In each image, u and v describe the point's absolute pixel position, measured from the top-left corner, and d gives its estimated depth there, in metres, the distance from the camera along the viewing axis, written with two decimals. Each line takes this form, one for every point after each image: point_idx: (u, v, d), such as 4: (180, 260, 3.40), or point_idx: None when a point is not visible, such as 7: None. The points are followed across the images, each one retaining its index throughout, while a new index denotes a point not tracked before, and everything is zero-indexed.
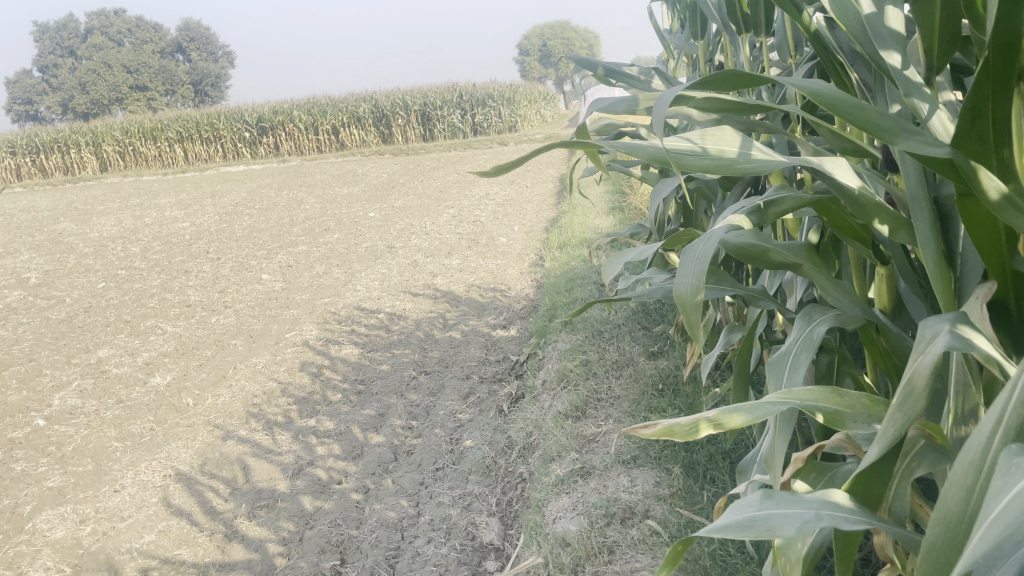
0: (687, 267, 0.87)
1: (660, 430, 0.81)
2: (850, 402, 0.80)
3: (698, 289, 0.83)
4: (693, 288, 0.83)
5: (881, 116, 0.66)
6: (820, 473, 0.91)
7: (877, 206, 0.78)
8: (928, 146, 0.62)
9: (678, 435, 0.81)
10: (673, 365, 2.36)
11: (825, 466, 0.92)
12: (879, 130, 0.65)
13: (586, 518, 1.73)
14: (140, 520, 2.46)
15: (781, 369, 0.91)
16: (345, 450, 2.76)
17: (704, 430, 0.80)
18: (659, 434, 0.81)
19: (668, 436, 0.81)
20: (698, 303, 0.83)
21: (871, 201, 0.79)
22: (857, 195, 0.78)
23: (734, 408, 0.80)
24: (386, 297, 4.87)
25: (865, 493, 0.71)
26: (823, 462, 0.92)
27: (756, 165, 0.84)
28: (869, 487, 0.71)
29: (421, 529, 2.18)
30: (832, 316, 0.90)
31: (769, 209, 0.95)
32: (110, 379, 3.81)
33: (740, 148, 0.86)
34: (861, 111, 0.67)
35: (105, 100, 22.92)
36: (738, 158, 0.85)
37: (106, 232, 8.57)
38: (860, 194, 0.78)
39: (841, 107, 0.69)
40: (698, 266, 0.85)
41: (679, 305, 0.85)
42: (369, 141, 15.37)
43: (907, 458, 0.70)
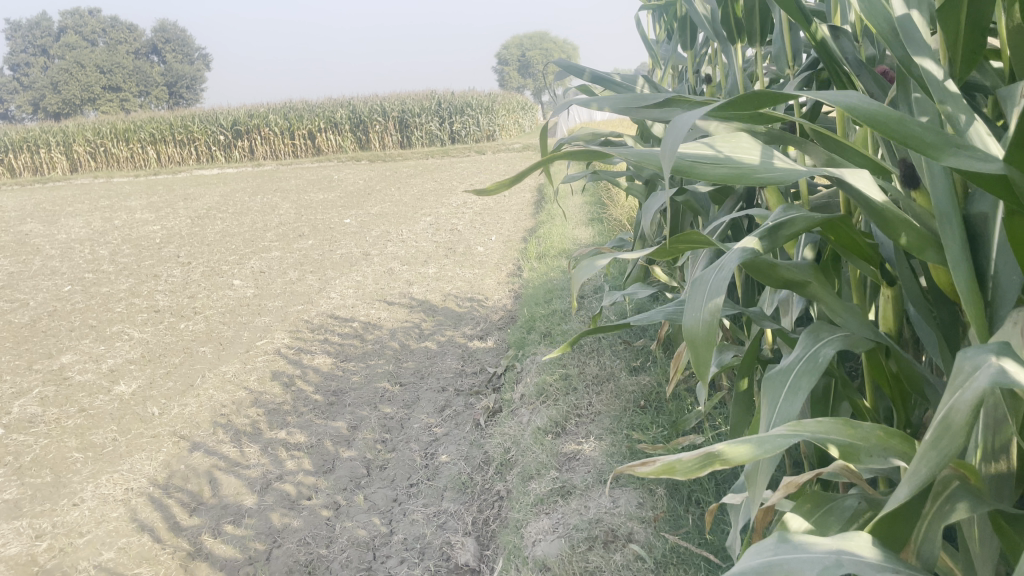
0: (698, 298, 0.82)
1: (661, 467, 0.76)
2: (864, 435, 0.73)
3: (713, 327, 0.79)
4: (708, 326, 0.79)
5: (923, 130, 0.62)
6: (817, 505, 0.85)
7: (903, 224, 0.72)
8: (980, 162, 0.59)
9: (681, 471, 0.76)
10: (655, 380, 2.31)
11: (823, 498, 0.86)
12: (923, 145, 0.61)
13: (567, 540, 1.66)
14: (100, 536, 2.36)
15: (778, 391, 0.83)
16: (316, 465, 2.67)
17: (709, 465, 0.74)
18: (659, 471, 0.76)
19: (669, 473, 0.76)
20: (710, 341, 0.78)
21: (898, 217, 0.73)
22: (883, 210, 0.72)
23: (738, 441, 0.73)
24: (360, 305, 4.79)
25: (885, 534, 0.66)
26: (822, 493, 0.86)
27: (778, 173, 0.78)
28: (890, 527, 0.66)
29: (394, 548, 2.10)
30: (840, 338, 0.85)
31: (780, 231, 0.85)
32: (73, 387, 3.69)
33: (760, 156, 0.81)
34: (900, 124, 0.62)
35: (77, 100, 22.63)
36: (761, 167, 0.80)
37: (74, 234, 8.39)
38: (884, 208, 0.72)
39: (883, 120, 0.63)
40: (711, 296, 0.80)
41: (688, 341, 0.81)
42: (345, 147, 15.25)
43: (933, 499, 0.64)
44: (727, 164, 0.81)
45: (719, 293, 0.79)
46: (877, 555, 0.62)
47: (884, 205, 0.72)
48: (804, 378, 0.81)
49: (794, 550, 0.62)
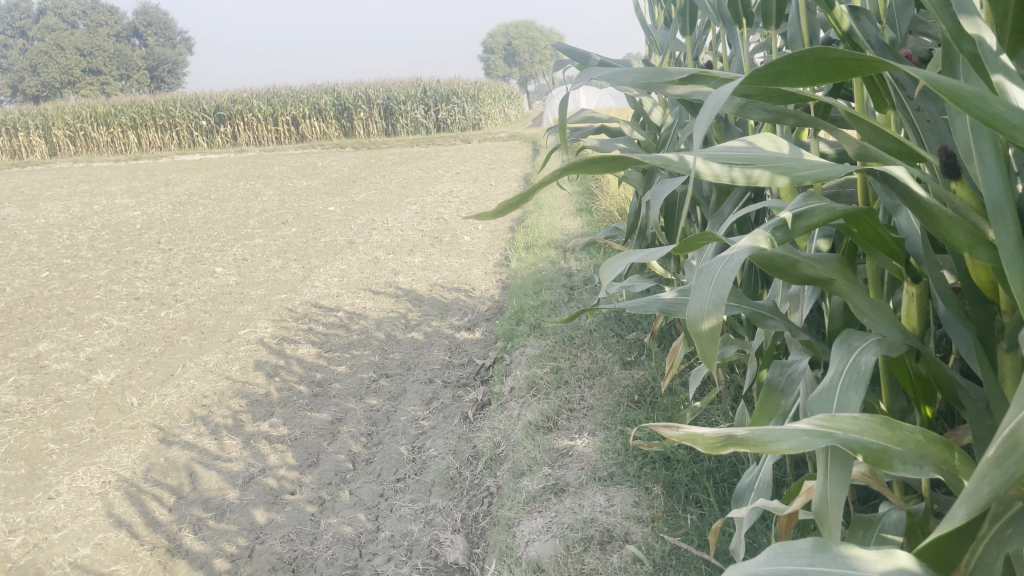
0: (700, 287, 0.73)
1: (682, 433, 0.69)
2: (901, 439, 0.66)
3: (713, 316, 0.70)
4: (707, 313, 0.70)
5: (1009, 109, 0.56)
6: (869, 531, 0.86)
7: (952, 220, 0.66)
8: None
9: (701, 445, 0.67)
10: (649, 375, 2.25)
11: (871, 521, 0.88)
12: (1008, 127, 0.56)
13: (562, 541, 1.61)
14: (75, 531, 2.28)
15: (816, 402, 0.76)
16: (299, 458, 2.61)
17: (727, 447, 0.66)
18: (681, 437, 0.69)
19: (690, 440, 0.68)
20: (715, 334, 0.70)
21: (943, 211, 0.67)
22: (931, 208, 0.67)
23: (768, 430, 0.66)
24: (345, 294, 4.72)
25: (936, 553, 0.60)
26: (870, 517, 0.87)
27: (818, 169, 0.74)
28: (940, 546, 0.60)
29: (380, 545, 2.04)
30: (873, 343, 0.78)
31: (797, 223, 0.79)
32: (50, 375, 3.60)
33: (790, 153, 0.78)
34: (983, 104, 0.56)
35: (56, 82, 22.19)
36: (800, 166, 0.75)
37: (52, 219, 8.25)
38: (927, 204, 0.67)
39: (961, 98, 0.56)
40: (715, 293, 0.71)
41: (691, 333, 0.72)
42: (330, 134, 15.11)
43: (992, 522, 0.60)
44: (763, 162, 0.77)
45: (727, 285, 0.71)
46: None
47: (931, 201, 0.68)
48: (854, 389, 0.74)
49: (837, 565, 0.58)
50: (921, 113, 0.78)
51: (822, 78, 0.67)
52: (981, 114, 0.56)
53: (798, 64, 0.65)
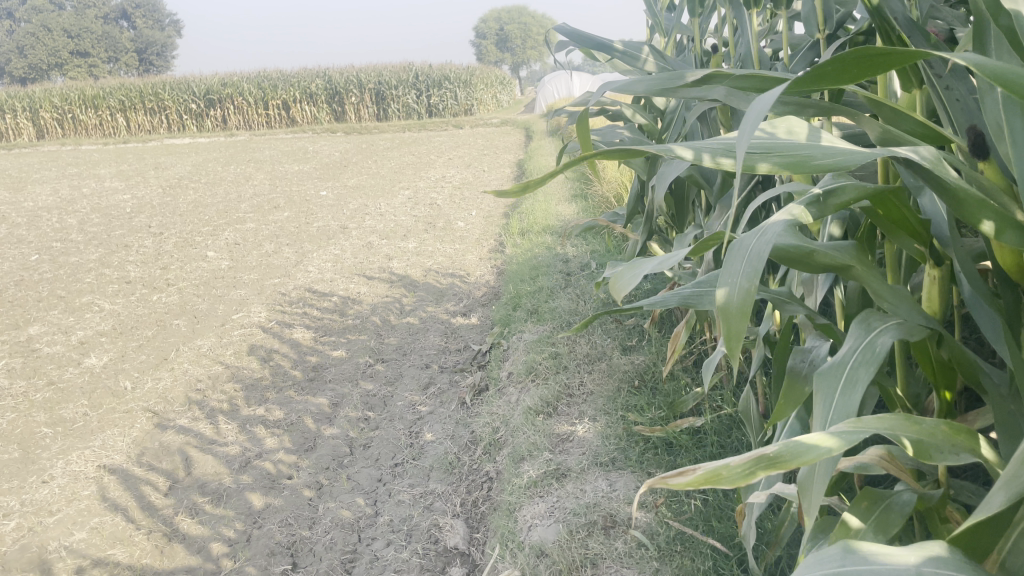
0: (735, 266, 0.73)
1: (700, 478, 0.65)
2: (930, 430, 0.66)
3: (749, 292, 0.69)
4: (743, 291, 0.70)
5: None
6: (873, 504, 0.82)
7: (978, 203, 0.65)
8: None
9: (726, 480, 0.65)
10: (649, 360, 2.24)
11: (878, 496, 0.83)
12: None
13: (565, 526, 1.60)
14: (70, 515, 2.26)
15: (830, 388, 0.73)
16: (296, 443, 2.59)
17: (758, 473, 0.64)
18: (698, 482, 0.65)
19: (713, 484, 0.65)
20: (745, 310, 0.69)
21: (972, 195, 0.66)
22: (958, 191, 0.66)
23: (796, 441, 0.65)
24: (340, 278, 4.70)
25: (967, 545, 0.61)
26: (878, 489, 0.83)
27: (845, 159, 0.71)
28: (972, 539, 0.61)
29: (379, 530, 2.04)
30: (893, 326, 0.76)
31: (828, 199, 0.79)
32: (41, 359, 3.57)
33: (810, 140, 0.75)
34: None
35: (44, 65, 21.96)
36: (818, 155, 0.72)
37: (41, 202, 8.17)
38: (959, 190, 0.66)
39: (1011, 80, 0.55)
40: (750, 265, 0.71)
41: (721, 313, 0.72)
42: (321, 119, 15.02)
43: None
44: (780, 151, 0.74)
45: (762, 258, 0.70)
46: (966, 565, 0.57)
47: (960, 184, 0.66)
48: (865, 367, 0.72)
49: (867, 561, 0.59)
50: (949, 93, 0.76)
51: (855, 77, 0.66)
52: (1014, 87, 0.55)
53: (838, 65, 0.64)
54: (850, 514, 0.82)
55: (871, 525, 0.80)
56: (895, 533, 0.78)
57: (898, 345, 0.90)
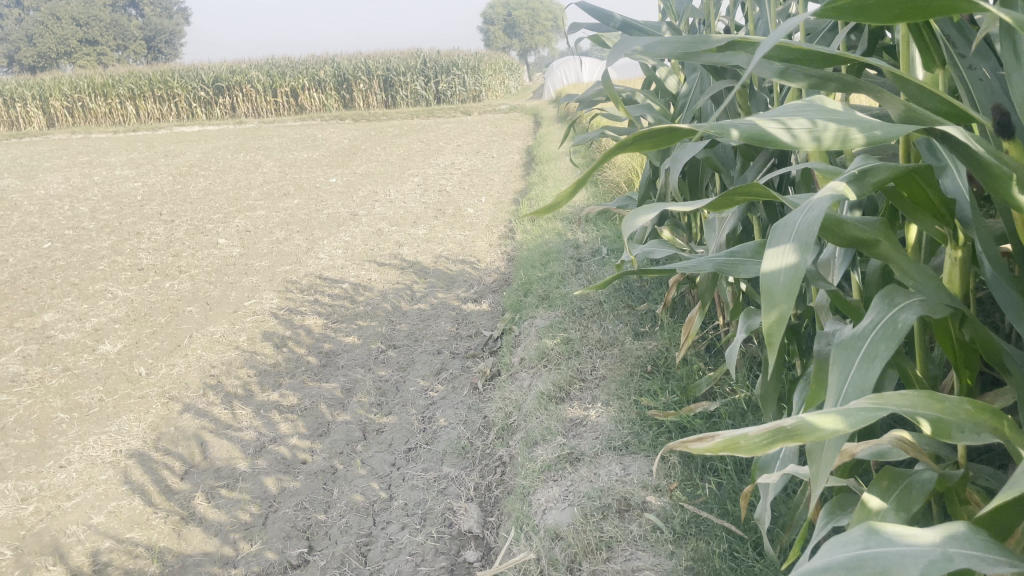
0: (782, 244, 0.70)
1: (720, 445, 0.67)
2: (953, 409, 0.66)
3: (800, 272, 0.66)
4: (794, 271, 0.66)
5: None
6: (895, 482, 0.83)
7: (1012, 179, 0.65)
8: None
9: (745, 449, 0.66)
10: (662, 345, 2.24)
11: (899, 474, 0.84)
12: None
13: (580, 508, 1.61)
14: (88, 499, 2.28)
15: (849, 363, 0.73)
16: (310, 428, 2.61)
17: (778, 444, 0.66)
18: (719, 449, 0.67)
19: (730, 451, 0.67)
20: (793, 290, 0.65)
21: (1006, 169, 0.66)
22: (989, 164, 0.66)
23: (821, 414, 0.66)
24: (350, 265, 4.71)
25: (994, 522, 0.64)
26: (897, 470, 0.84)
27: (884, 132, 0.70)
28: (999, 517, 0.64)
29: (394, 514, 2.05)
30: (915, 302, 0.75)
31: (865, 178, 0.77)
32: (57, 345, 3.60)
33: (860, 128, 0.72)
34: None
35: (52, 53, 22.01)
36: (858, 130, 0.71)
37: (52, 190, 8.21)
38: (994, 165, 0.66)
39: None
40: (799, 242, 0.68)
41: (765, 292, 0.68)
42: (329, 106, 15.01)
43: None
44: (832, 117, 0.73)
45: (810, 233, 0.68)
46: (986, 540, 0.59)
47: (991, 158, 0.66)
48: (886, 343, 0.72)
49: (889, 543, 0.60)
50: (972, 73, 0.77)
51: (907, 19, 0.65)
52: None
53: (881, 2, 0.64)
54: (871, 492, 0.83)
55: (893, 502, 0.81)
56: (916, 511, 0.80)
57: (919, 326, 0.90)
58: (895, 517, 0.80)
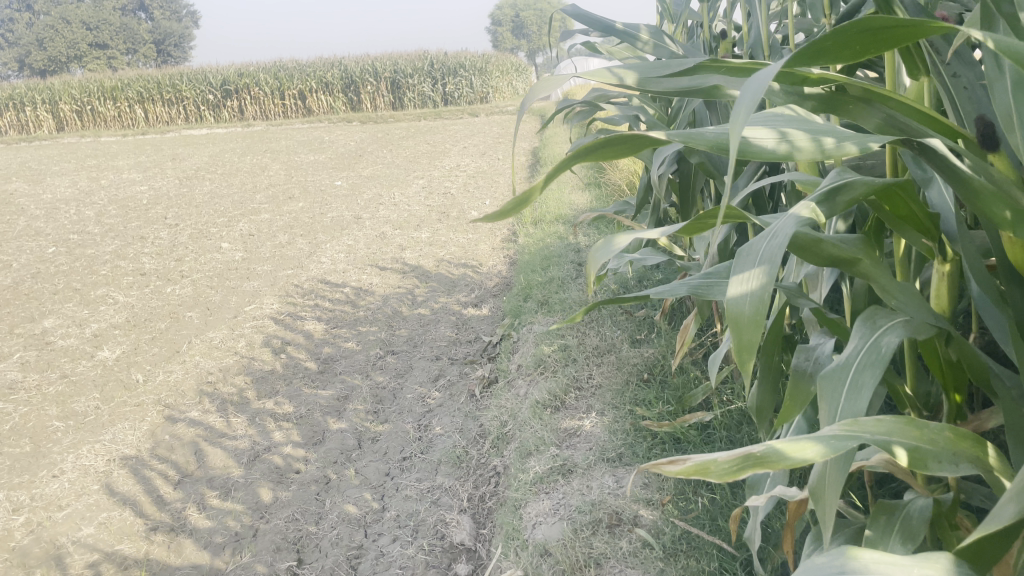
0: (742, 269, 0.69)
1: (690, 467, 0.62)
2: (932, 437, 0.63)
3: (763, 304, 0.64)
4: (758, 301, 0.65)
5: None
6: (891, 516, 0.80)
7: (993, 196, 0.61)
8: None
9: (715, 475, 0.62)
10: (659, 352, 2.21)
11: (895, 506, 0.80)
12: None
13: (570, 523, 1.57)
14: (79, 510, 2.26)
15: (835, 390, 0.69)
16: (305, 436, 2.58)
17: (748, 470, 0.61)
18: (690, 472, 0.62)
19: (701, 475, 0.62)
20: (759, 316, 0.64)
21: (987, 189, 0.62)
22: (972, 183, 0.62)
23: (799, 440, 0.62)
24: (352, 269, 4.69)
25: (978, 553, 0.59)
26: (890, 501, 0.80)
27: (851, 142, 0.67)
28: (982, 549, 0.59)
29: (386, 526, 2.02)
30: (899, 324, 0.72)
31: (837, 197, 0.74)
32: (55, 352, 3.58)
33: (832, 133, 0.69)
34: None
35: (63, 57, 22.16)
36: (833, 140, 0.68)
37: (59, 194, 8.22)
38: (977, 186, 0.62)
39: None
40: (776, 259, 0.65)
41: (731, 321, 0.67)
42: (337, 108, 15.03)
43: None
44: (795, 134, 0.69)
45: (777, 257, 0.66)
46: None
47: (972, 175, 0.62)
48: (869, 370, 0.68)
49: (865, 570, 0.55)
50: (956, 81, 0.72)
51: (868, 53, 0.62)
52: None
53: (835, 38, 0.60)
54: (870, 529, 0.80)
55: (894, 536, 0.77)
56: (922, 538, 0.75)
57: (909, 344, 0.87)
58: (895, 550, 0.76)
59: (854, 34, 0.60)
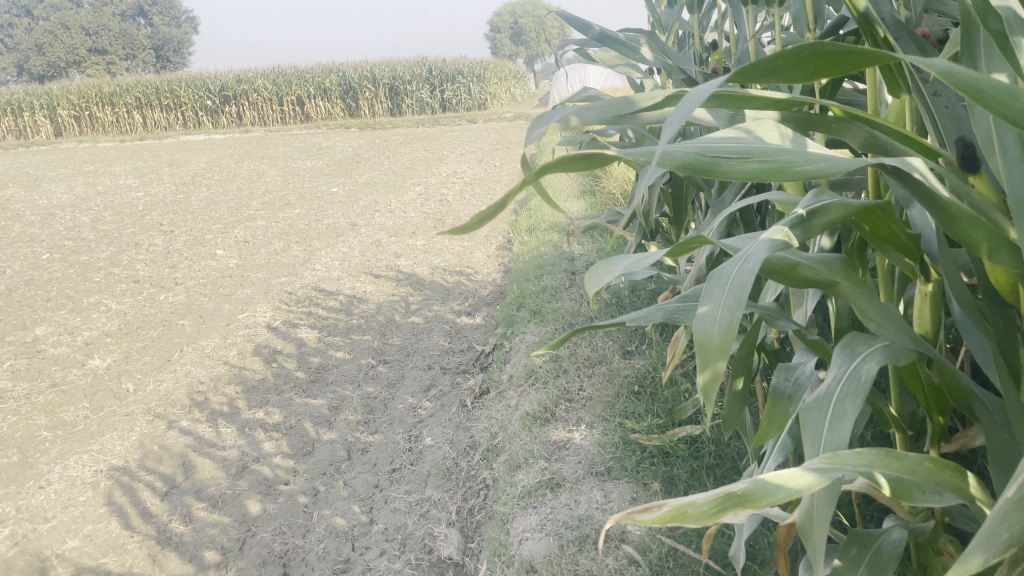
0: (716, 292, 0.67)
1: (666, 516, 0.57)
2: (913, 468, 0.61)
3: (732, 329, 0.63)
4: (726, 327, 0.63)
5: None
6: (864, 546, 0.78)
7: (972, 220, 0.60)
8: None
9: (694, 520, 0.57)
10: (650, 364, 2.19)
11: (867, 536, 0.79)
12: None
13: (556, 539, 1.56)
14: (65, 522, 2.24)
15: (816, 422, 0.68)
16: (294, 447, 2.56)
17: (727, 511, 0.57)
18: (664, 520, 0.57)
19: (680, 522, 0.57)
20: (728, 345, 0.63)
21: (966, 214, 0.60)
22: (950, 208, 0.60)
23: (775, 479, 0.59)
24: (346, 277, 4.67)
25: None
26: (865, 531, 0.79)
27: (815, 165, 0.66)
28: None
29: (374, 539, 2.00)
30: (879, 350, 0.71)
31: (814, 219, 0.72)
32: (46, 360, 3.56)
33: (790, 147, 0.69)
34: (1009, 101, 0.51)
35: (62, 62, 22.17)
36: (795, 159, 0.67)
37: (55, 200, 8.21)
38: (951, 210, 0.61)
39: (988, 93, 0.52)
40: (732, 295, 0.64)
41: (698, 346, 0.66)
42: (335, 114, 15.03)
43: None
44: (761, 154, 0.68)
45: (743, 284, 0.65)
46: None
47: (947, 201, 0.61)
48: (850, 398, 0.67)
49: None
50: (937, 99, 0.70)
51: (818, 76, 0.61)
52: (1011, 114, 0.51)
53: (789, 59, 0.59)
54: (839, 561, 0.79)
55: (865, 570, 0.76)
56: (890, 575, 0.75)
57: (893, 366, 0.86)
58: None
59: (804, 57, 0.59)
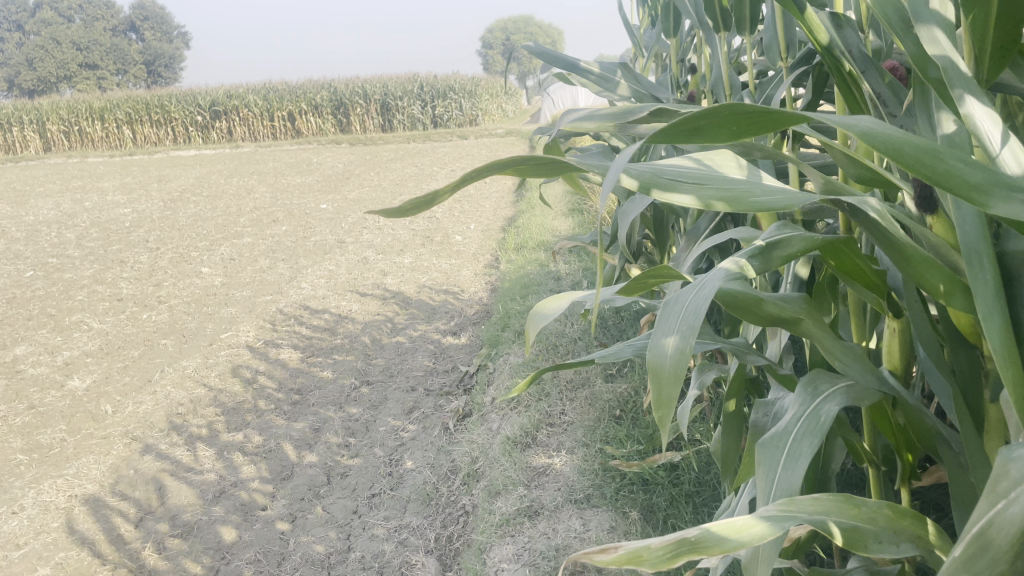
0: (669, 322, 0.64)
1: (621, 557, 0.56)
2: (871, 516, 0.59)
3: (685, 356, 0.61)
4: (680, 354, 0.61)
5: (963, 163, 0.51)
6: None
7: (928, 262, 0.59)
8: None
9: (647, 563, 0.55)
10: (632, 388, 2.17)
11: None
12: (966, 185, 0.50)
13: (532, 571, 1.53)
14: (36, 549, 2.20)
15: (770, 460, 0.65)
16: (273, 471, 2.52)
17: (681, 557, 0.55)
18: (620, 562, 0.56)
19: (634, 565, 0.55)
20: (679, 374, 0.61)
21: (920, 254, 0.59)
22: (906, 248, 0.59)
23: (726, 529, 0.56)
24: (332, 295, 4.64)
25: None
26: None
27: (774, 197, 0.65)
28: None
29: (349, 567, 1.97)
30: (841, 390, 0.69)
31: (773, 251, 0.71)
32: (24, 381, 3.51)
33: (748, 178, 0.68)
34: (934, 158, 0.51)
35: (53, 76, 22.15)
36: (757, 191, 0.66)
37: (42, 216, 8.16)
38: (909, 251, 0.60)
39: (907, 154, 0.52)
40: (688, 319, 0.63)
41: (651, 371, 0.63)
42: (326, 130, 15.02)
43: None
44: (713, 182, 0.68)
45: (697, 315, 0.62)
46: None
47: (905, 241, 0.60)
48: (808, 438, 0.65)
49: None
50: None
51: (738, 136, 0.60)
52: (938, 171, 0.50)
53: (711, 118, 0.58)
54: None
55: None
56: None
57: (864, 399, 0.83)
58: None
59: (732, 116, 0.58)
